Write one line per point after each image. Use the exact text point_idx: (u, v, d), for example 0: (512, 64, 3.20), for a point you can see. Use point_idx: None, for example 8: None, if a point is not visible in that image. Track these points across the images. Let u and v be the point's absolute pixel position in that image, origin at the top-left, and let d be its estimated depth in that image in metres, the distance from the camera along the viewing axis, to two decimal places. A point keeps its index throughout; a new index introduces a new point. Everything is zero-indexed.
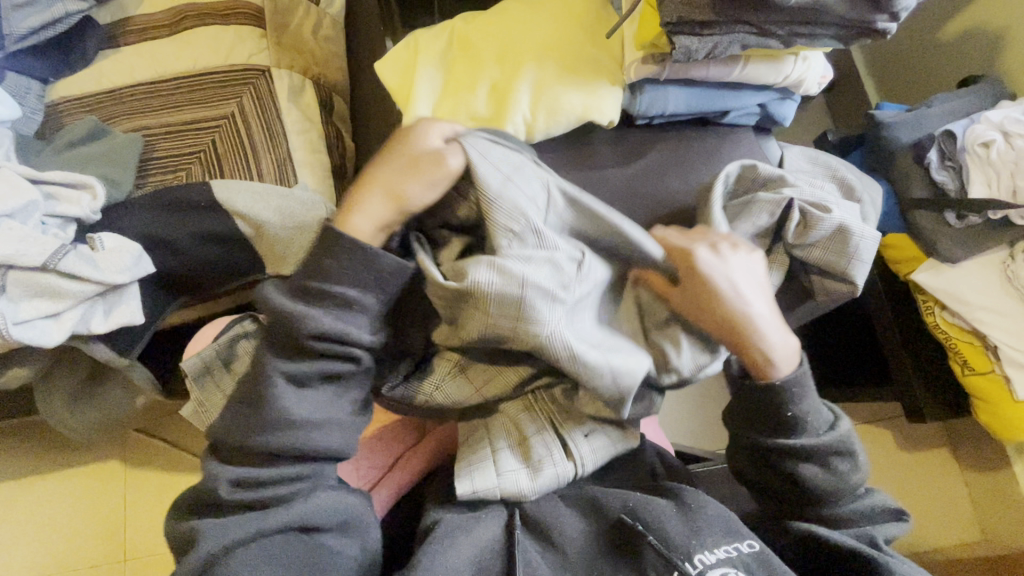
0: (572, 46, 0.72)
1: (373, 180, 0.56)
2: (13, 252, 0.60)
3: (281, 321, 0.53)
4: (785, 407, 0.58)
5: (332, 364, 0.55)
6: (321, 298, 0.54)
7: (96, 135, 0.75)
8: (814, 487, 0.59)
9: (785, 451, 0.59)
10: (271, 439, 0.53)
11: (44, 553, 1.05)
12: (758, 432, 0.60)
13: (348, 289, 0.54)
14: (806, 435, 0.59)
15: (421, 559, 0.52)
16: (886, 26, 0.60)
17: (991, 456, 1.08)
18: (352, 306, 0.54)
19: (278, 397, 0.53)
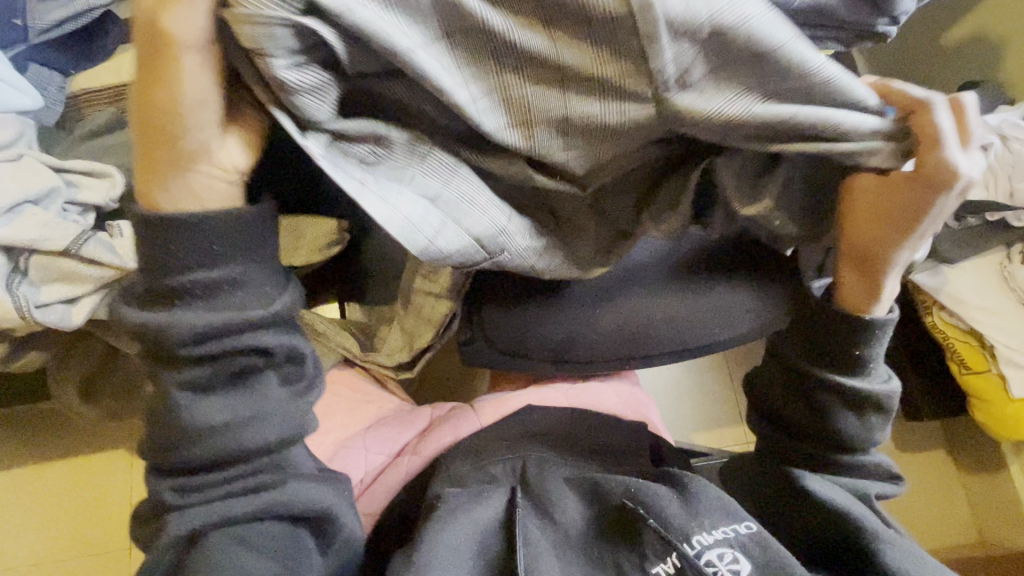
0: None
1: (167, 163, 0.44)
2: (37, 237, 0.62)
3: (150, 338, 0.45)
4: (858, 344, 0.57)
5: (231, 361, 0.46)
6: (203, 294, 0.45)
7: (115, 127, 0.77)
8: (841, 435, 0.59)
9: (829, 385, 0.58)
10: (200, 452, 0.46)
11: (53, 539, 1.07)
12: (818, 364, 0.59)
13: (229, 265, 0.45)
14: (864, 379, 0.59)
15: (426, 532, 0.54)
16: (887, 30, 0.62)
17: (991, 456, 1.10)
18: (231, 286, 0.45)
19: (178, 420, 0.46)
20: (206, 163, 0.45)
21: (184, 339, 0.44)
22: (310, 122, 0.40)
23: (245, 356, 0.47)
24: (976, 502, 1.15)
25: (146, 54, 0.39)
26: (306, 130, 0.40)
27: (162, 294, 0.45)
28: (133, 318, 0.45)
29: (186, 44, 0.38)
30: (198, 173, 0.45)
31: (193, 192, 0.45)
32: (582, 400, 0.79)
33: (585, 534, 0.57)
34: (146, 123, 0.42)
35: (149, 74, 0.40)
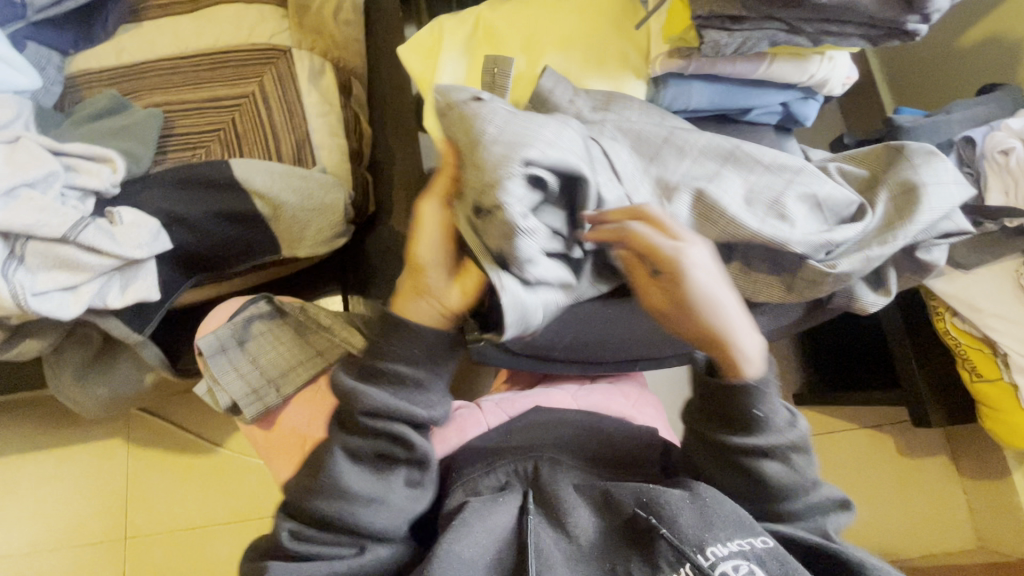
0: (598, 39, 0.72)
1: (413, 282, 0.56)
2: (33, 223, 0.60)
3: (344, 401, 0.56)
4: (750, 407, 0.57)
5: (384, 442, 0.56)
6: (390, 383, 0.56)
7: (115, 110, 0.75)
8: (774, 486, 0.59)
9: (737, 449, 0.59)
10: (329, 506, 0.54)
11: (45, 528, 1.05)
12: (723, 431, 0.59)
13: (401, 366, 0.55)
14: (766, 433, 0.59)
15: (441, 543, 0.53)
16: (916, 28, 0.60)
17: (994, 465, 1.08)
18: (410, 385, 0.56)
19: (335, 479, 0.55)
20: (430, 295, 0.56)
21: (369, 413, 0.55)
22: (516, 260, 0.51)
23: (405, 449, 0.57)
24: (975, 507, 1.14)
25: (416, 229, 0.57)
26: (514, 268, 0.51)
27: (361, 371, 0.57)
28: (337, 384, 0.57)
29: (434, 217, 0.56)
30: (424, 301, 0.56)
31: (422, 312, 0.56)
32: (591, 404, 0.77)
33: (598, 544, 0.57)
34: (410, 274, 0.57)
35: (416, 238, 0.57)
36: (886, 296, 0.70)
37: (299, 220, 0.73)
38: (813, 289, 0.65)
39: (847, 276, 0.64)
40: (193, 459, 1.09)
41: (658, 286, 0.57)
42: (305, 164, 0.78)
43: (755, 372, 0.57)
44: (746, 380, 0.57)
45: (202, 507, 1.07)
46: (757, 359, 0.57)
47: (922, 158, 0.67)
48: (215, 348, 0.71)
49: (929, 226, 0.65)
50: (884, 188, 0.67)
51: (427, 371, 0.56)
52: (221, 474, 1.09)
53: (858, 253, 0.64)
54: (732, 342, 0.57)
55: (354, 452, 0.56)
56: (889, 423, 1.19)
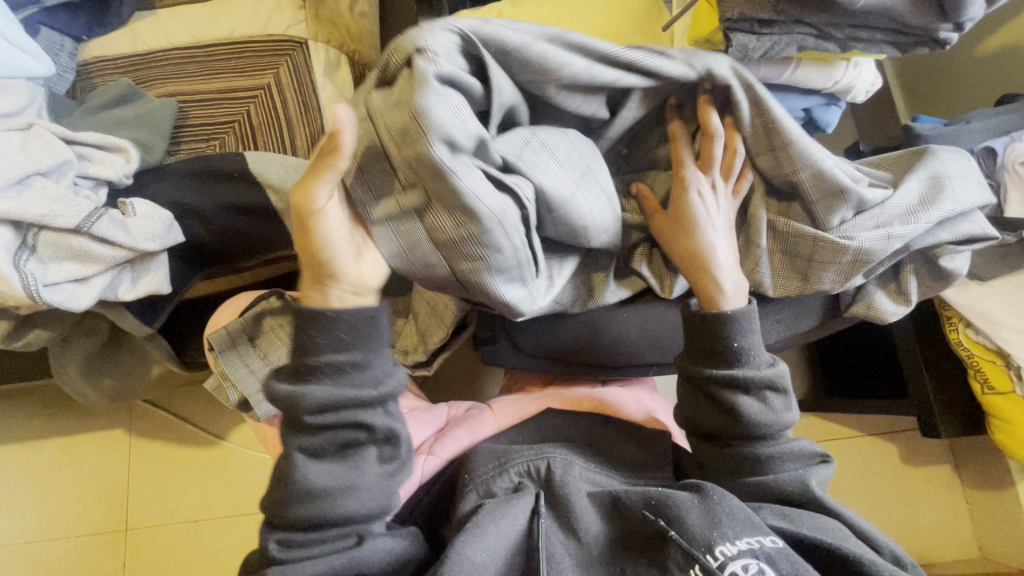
0: (621, 39, 0.71)
1: (319, 272, 0.52)
2: (46, 212, 0.59)
3: (289, 408, 0.52)
4: (728, 338, 0.59)
5: (345, 433, 0.53)
6: (334, 373, 0.52)
7: (129, 99, 0.73)
8: (752, 423, 0.59)
9: (720, 381, 0.59)
10: (310, 510, 0.52)
11: (45, 518, 1.04)
12: (706, 364, 0.60)
13: (336, 353, 0.52)
14: (747, 366, 0.60)
15: (451, 549, 0.52)
16: (947, 36, 0.59)
17: (998, 474, 1.08)
18: (355, 367, 0.52)
19: (302, 481, 0.52)
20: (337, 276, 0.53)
21: (317, 411, 0.52)
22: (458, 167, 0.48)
23: (360, 433, 0.53)
24: (978, 516, 1.14)
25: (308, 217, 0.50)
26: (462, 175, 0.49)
27: (296, 372, 0.53)
28: (274, 391, 0.53)
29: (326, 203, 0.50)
30: (337, 289, 0.53)
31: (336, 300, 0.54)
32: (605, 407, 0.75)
33: (606, 547, 0.56)
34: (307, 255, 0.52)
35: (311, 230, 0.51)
36: (906, 306, 0.69)
37: None
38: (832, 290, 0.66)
39: (867, 256, 0.63)
40: (196, 451, 1.08)
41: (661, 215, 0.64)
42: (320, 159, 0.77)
43: (734, 305, 0.60)
44: (724, 310, 0.60)
45: (204, 500, 1.07)
46: (738, 295, 0.61)
47: (949, 154, 0.68)
48: (226, 345, 0.70)
49: (948, 223, 0.65)
50: (914, 175, 0.66)
51: (362, 350, 0.53)
52: (223, 467, 1.08)
53: (877, 230, 0.63)
54: (715, 268, 0.61)
55: (308, 448, 0.53)
56: (894, 430, 1.18)
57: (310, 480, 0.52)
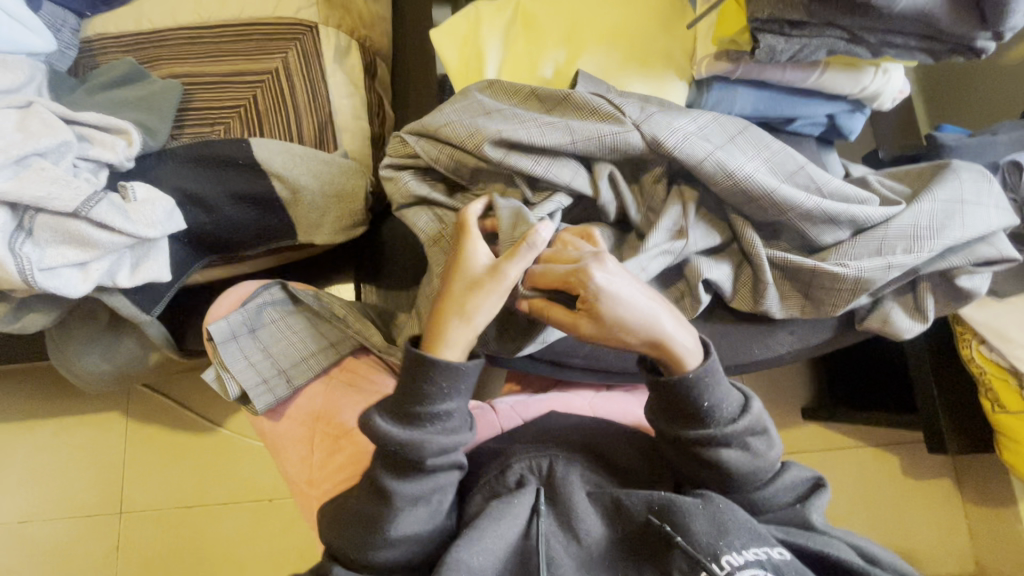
0: (643, 35, 0.69)
1: (461, 319, 0.56)
2: (44, 195, 0.57)
3: (404, 453, 0.54)
4: (700, 399, 0.56)
5: (433, 477, 0.56)
6: (437, 420, 0.55)
7: (132, 79, 0.71)
8: (735, 474, 0.57)
9: (698, 441, 0.57)
10: (395, 552, 0.55)
11: (39, 499, 1.04)
12: (674, 425, 0.58)
13: (449, 403, 0.55)
14: (717, 424, 0.57)
15: (449, 554, 0.51)
16: (985, 45, 0.56)
17: (1001, 492, 1.06)
18: (454, 415, 0.56)
19: (395, 524, 0.55)
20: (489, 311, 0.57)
21: (436, 456, 0.55)
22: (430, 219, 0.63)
23: (454, 473, 0.57)
24: (976, 532, 1.13)
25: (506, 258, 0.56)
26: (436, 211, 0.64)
27: (407, 417, 0.55)
28: (388, 435, 0.54)
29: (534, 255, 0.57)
30: (461, 330, 0.56)
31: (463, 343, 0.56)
32: (607, 411, 0.74)
33: (607, 551, 0.54)
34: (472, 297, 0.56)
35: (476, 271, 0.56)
36: (923, 323, 0.67)
37: (318, 206, 0.70)
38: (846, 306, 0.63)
39: (867, 283, 0.61)
40: (193, 438, 1.07)
41: (568, 307, 0.57)
42: (326, 148, 0.75)
43: (696, 368, 0.56)
44: (687, 371, 0.56)
45: (199, 486, 1.06)
46: (700, 349, 0.57)
47: (969, 174, 0.65)
48: (226, 335, 0.69)
49: (964, 247, 0.63)
50: (928, 196, 0.63)
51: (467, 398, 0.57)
52: (219, 454, 1.07)
53: (879, 258, 0.61)
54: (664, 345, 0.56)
55: (404, 493, 0.55)
56: (895, 443, 1.17)
57: (401, 520, 0.55)
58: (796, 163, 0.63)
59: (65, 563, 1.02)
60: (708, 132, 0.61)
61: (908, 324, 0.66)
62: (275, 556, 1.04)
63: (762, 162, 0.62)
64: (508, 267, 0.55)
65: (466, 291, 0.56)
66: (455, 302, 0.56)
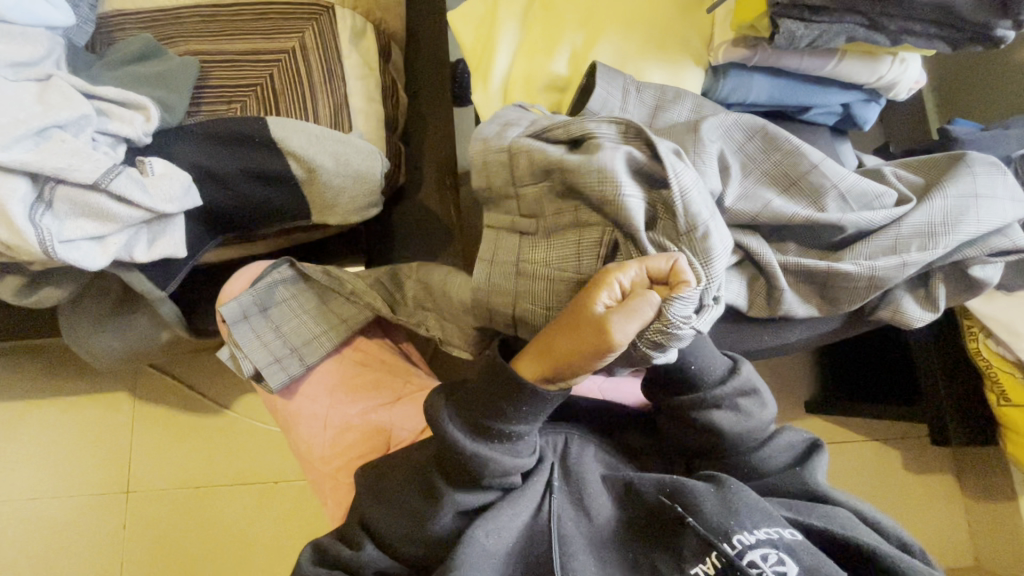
0: (661, 20, 0.69)
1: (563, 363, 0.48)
2: (64, 167, 0.57)
3: (465, 462, 0.52)
4: (686, 362, 0.58)
5: (488, 493, 0.54)
6: (503, 439, 0.52)
7: (149, 56, 0.71)
8: (728, 436, 0.59)
9: (689, 405, 0.59)
10: (421, 547, 0.55)
11: (47, 477, 1.04)
12: (667, 394, 0.61)
13: (523, 428, 0.52)
14: (704, 387, 0.59)
15: (467, 536, 0.51)
16: (1004, 34, 0.57)
17: (1001, 488, 1.06)
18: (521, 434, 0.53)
19: (435, 529, 0.54)
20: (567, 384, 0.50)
21: (496, 476, 0.53)
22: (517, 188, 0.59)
23: (497, 493, 0.55)
24: (976, 527, 1.13)
25: (591, 320, 0.46)
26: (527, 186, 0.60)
27: (477, 427, 0.52)
28: (456, 441, 0.51)
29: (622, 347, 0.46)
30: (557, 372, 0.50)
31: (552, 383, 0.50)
32: (618, 395, 0.73)
33: (617, 531, 0.55)
34: (554, 353, 0.49)
35: (579, 326, 0.46)
36: (933, 313, 0.67)
37: (334, 186, 0.70)
38: (858, 297, 0.63)
39: (882, 279, 0.61)
40: (201, 419, 1.08)
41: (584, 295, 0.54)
42: (341, 128, 0.75)
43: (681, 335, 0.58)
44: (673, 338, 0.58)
45: (205, 466, 1.06)
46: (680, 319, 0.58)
47: (983, 167, 0.64)
48: (238, 315, 0.69)
49: (978, 239, 0.63)
50: (939, 192, 0.63)
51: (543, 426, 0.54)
52: (226, 436, 1.08)
53: (893, 256, 0.61)
54: None
55: (455, 505, 0.54)
56: (898, 437, 1.18)
57: (438, 522, 0.54)
58: (808, 163, 0.62)
59: (73, 541, 1.03)
60: (729, 134, 0.62)
61: (918, 314, 0.66)
62: (280, 536, 1.04)
63: (771, 168, 0.62)
64: (626, 326, 0.45)
65: (568, 331, 0.47)
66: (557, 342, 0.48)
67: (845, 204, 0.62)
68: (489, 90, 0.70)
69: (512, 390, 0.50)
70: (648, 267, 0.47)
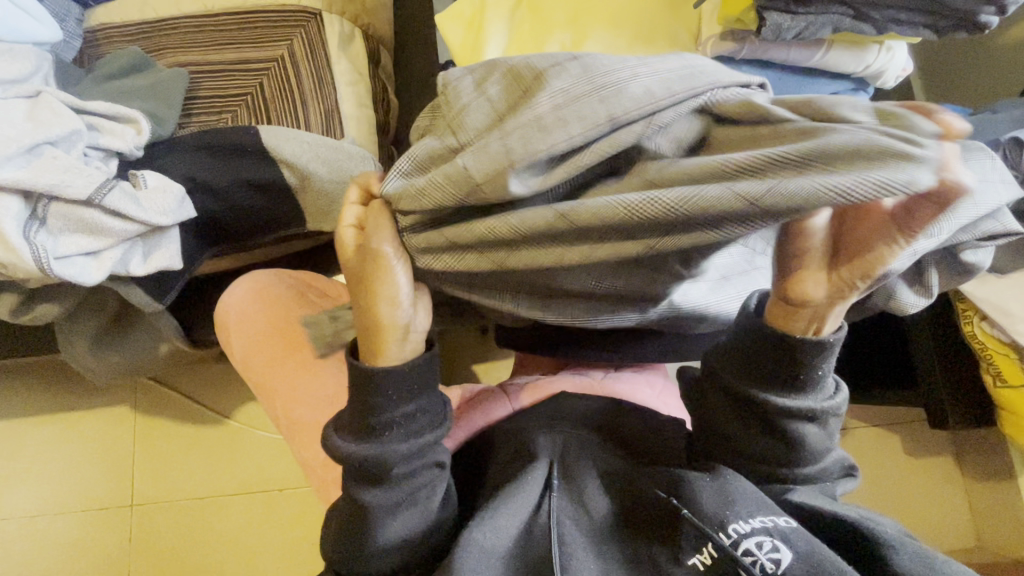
0: (649, 19, 0.69)
1: (384, 319, 0.51)
2: (57, 182, 0.57)
3: (370, 467, 0.52)
4: (812, 367, 0.53)
5: (408, 486, 0.54)
6: (396, 428, 0.53)
7: (138, 68, 0.71)
8: (805, 449, 0.55)
9: (787, 409, 0.54)
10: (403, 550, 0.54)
11: (47, 493, 1.04)
12: (760, 386, 0.55)
13: (404, 406, 0.53)
14: (808, 397, 0.55)
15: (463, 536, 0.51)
16: (988, 19, 0.57)
17: (999, 467, 1.07)
18: (419, 414, 0.54)
19: (383, 533, 0.54)
20: (405, 328, 0.52)
21: (402, 464, 0.53)
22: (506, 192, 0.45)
23: (435, 470, 0.56)
24: (976, 508, 1.14)
25: (352, 264, 0.51)
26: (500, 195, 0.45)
27: (365, 429, 0.53)
28: (346, 450, 0.52)
29: (397, 254, 0.50)
30: (394, 328, 0.52)
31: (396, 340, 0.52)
32: (616, 391, 0.74)
33: (615, 525, 0.54)
34: (363, 315, 0.52)
35: (355, 276, 0.51)
36: (927, 298, 0.68)
37: (327, 193, 0.70)
38: None
39: None
40: (203, 430, 1.08)
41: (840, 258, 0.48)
42: (333, 134, 0.75)
43: (829, 332, 0.52)
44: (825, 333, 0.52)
45: (206, 477, 1.06)
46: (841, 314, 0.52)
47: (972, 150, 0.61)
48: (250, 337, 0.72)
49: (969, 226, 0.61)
50: None
51: (426, 396, 0.54)
52: (229, 446, 1.07)
53: None
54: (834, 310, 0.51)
55: (385, 504, 0.53)
56: (897, 422, 1.18)
57: (388, 524, 0.54)
58: None
59: (76, 557, 1.02)
60: None
61: (912, 301, 0.67)
62: (285, 545, 1.05)
63: None
64: (386, 245, 0.49)
65: (364, 290, 0.51)
66: (365, 307, 0.51)
67: None
68: None
69: (368, 378, 0.52)
70: (354, 201, 0.52)
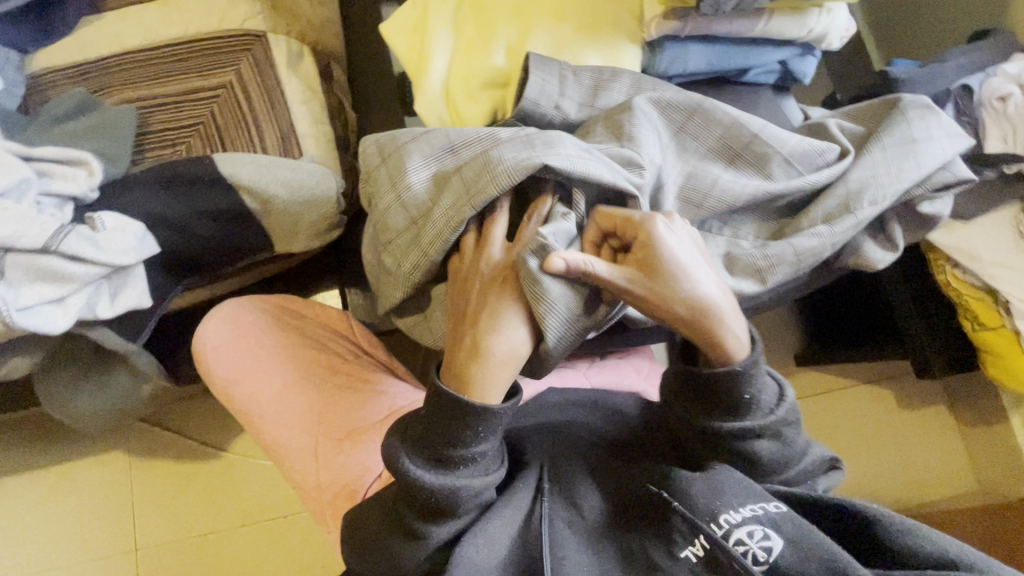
0: (591, 6, 0.70)
1: (488, 340, 0.52)
2: (9, 234, 0.56)
3: (445, 500, 0.52)
4: (741, 391, 0.54)
5: (467, 519, 0.54)
6: (468, 462, 0.53)
7: (84, 109, 0.71)
8: (766, 460, 0.56)
9: (730, 432, 0.55)
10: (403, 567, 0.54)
11: (46, 549, 1.03)
12: (697, 416, 0.56)
13: (482, 445, 0.52)
14: (748, 415, 0.55)
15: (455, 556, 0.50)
16: None
17: (988, 410, 1.09)
18: (484, 456, 0.53)
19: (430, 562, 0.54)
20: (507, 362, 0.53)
21: (469, 501, 0.53)
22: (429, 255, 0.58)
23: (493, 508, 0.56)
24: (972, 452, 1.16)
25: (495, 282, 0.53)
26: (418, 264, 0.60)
27: (446, 461, 0.52)
28: (416, 477, 0.51)
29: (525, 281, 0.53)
30: (493, 353, 0.52)
31: (488, 369, 0.52)
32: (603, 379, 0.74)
33: (606, 527, 0.54)
34: (470, 332, 0.53)
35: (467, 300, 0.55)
36: (893, 252, 0.68)
37: (291, 213, 0.70)
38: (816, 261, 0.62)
39: (841, 241, 0.62)
40: (199, 465, 1.07)
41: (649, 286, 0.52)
42: (291, 155, 0.74)
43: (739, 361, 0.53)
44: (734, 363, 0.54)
45: (206, 513, 1.05)
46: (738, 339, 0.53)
47: (916, 111, 0.65)
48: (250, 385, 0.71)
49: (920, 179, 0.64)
50: (877, 144, 0.64)
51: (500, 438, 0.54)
52: (226, 480, 1.07)
53: (847, 216, 0.61)
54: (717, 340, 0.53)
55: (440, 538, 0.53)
56: (887, 377, 1.20)
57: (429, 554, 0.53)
58: (750, 132, 0.62)
59: None
60: (667, 111, 0.63)
61: (880, 258, 0.67)
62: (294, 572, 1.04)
63: (714, 143, 0.63)
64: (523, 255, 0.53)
65: (481, 302, 0.53)
66: (475, 325, 0.53)
67: (794, 169, 0.63)
68: (431, 95, 0.70)
69: (463, 413, 0.51)
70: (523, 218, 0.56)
